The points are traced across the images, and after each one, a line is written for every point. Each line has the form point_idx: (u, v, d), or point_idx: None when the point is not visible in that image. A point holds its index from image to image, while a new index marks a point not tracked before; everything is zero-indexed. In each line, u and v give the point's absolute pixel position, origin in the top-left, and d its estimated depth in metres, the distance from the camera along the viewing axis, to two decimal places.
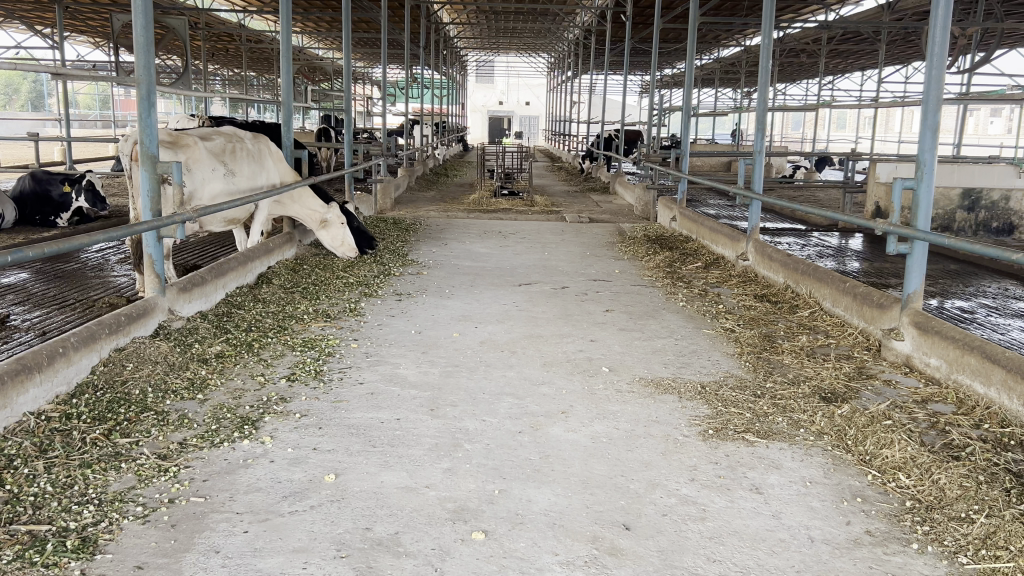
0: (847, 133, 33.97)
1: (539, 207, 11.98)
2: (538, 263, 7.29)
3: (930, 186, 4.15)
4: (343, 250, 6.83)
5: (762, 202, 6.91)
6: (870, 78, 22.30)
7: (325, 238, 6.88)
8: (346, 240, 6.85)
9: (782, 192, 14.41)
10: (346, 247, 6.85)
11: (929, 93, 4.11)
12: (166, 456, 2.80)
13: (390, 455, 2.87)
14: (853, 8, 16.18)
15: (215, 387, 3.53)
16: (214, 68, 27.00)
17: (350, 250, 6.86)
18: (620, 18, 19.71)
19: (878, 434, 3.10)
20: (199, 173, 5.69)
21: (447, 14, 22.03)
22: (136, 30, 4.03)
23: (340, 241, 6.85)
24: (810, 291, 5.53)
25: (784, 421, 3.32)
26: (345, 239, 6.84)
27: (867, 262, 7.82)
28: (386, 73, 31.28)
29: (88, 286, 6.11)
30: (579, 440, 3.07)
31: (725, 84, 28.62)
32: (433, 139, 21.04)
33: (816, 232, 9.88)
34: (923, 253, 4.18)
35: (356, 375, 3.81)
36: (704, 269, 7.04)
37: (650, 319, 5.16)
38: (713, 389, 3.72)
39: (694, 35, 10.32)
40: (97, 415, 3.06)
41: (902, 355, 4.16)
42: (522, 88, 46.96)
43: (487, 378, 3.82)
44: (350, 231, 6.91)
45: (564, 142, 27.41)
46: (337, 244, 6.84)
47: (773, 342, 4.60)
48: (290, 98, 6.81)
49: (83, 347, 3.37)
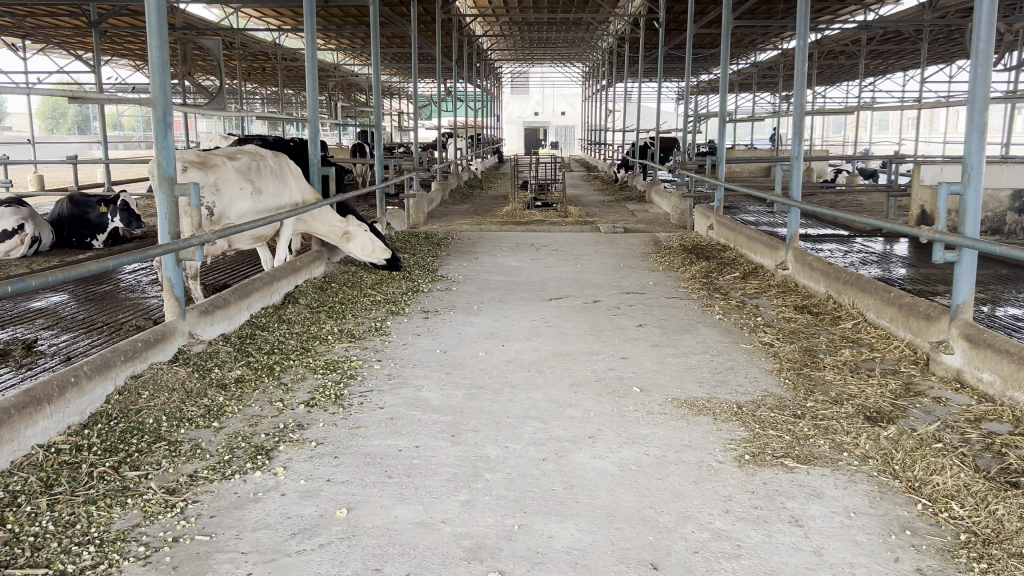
0: (889, 135, 33.29)
1: (573, 217, 11.83)
2: (570, 276, 7.13)
3: (978, 191, 3.92)
4: (375, 256, 6.84)
5: (802, 208, 6.65)
6: (913, 78, 21.77)
7: (355, 251, 6.87)
8: (376, 245, 6.87)
9: (823, 197, 14.07)
10: (378, 252, 6.87)
11: (975, 91, 3.88)
12: (174, 490, 2.70)
13: (406, 487, 2.74)
14: (893, 7, 15.79)
15: (232, 414, 3.43)
16: (252, 88, 27.36)
17: (383, 254, 6.88)
18: (654, 25, 19.52)
19: (928, 459, 2.89)
20: (227, 193, 5.65)
21: (479, 26, 22.02)
22: (152, 51, 3.99)
23: (370, 248, 6.86)
24: (853, 302, 5.28)
25: (826, 444, 3.12)
26: (375, 245, 6.86)
27: (912, 269, 7.52)
28: (421, 87, 31.47)
29: (118, 308, 6.09)
30: (606, 468, 2.91)
31: (763, 89, 28.21)
32: (468, 152, 21.01)
33: (859, 238, 9.58)
34: (973, 261, 3.95)
35: (377, 399, 3.68)
36: (741, 280, 6.82)
37: (685, 334, 4.97)
38: (750, 409, 3.53)
39: (728, 39, 9.95)
40: (108, 446, 2.98)
41: (952, 369, 3.92)
42: (558, 98, 47.06)
43: (511, 400, 3.67)
44: (377, 236, 6.93)
45: (600, 151, 27.20)
46: (367, 251, 6.85)
47: (814, 356, 4.39)
48: (315, 115, 6.74)
49: (96, 375, 3.29)
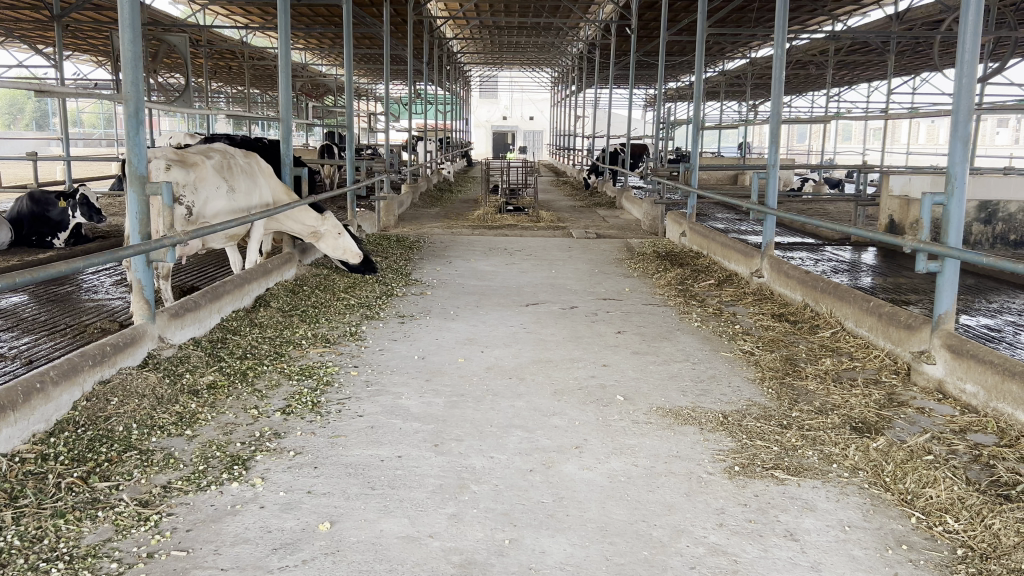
0: (853, 145, 33.86)
1: (545, 222, 11.79)
2: (544, 281, 7.08)
3: (962, 200, 3.92)
4: (348, 257, 6.76)
5: (778, 217, 6.65)
6: (877, 89, 22.12)
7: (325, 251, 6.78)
8: (349, 246, 6.77)
9: (792, 206, 14.18)
10: (350, 254, 6.79)
11: (960, 102, 3.89)
12: (148, 502, 2.57)
13: (390, 499, 2.64)
14: (861, 19, 16.05)
15: (205, 421, 3.31)
16: (218, 86, 27.04)
17: (356, 256, 6.80)
18: (625, 32, 19.60)
19: (919, 471, 2.87)
20: (204, 193, 5.52)
21: (449, 28, 21.96)
22: (124, 44, 3.85)
23: (343, 250, 6.77)
24: (830, 311, 5.28)
25: (814, 454, 3.09)
26: (347, 247, 6.77)
27: (882, 278, 7.58)
28: (390, 89, 31.34)
29: (81, 310, 5.90)
30: (596, 480, 2.84)
31: (730, 98, 28.48)
32: (438, 155, 20.92)
33: (828, 246, 9.66)
34: (956, 271, 3.95)
35: (355, 407, 3.58)
36: (716, 287, 6.82)
37: (664, 341, 4.93)
38: (736, 419, 3.49)
39: (703, 47, 9.88)
40: (75, 455, 2.84)
41: (934, 380, 3.93)
42: (527, 103, 47.15)
43: (495, 408, 3.59)
44: (350, 237, 6.83)
45: (569, 155, 27.20)
46: (340, 253, 6.76)
47: (795, 365, 4.38)
48: (287, 114, 6.58)
49: (63, 381, 3.14)
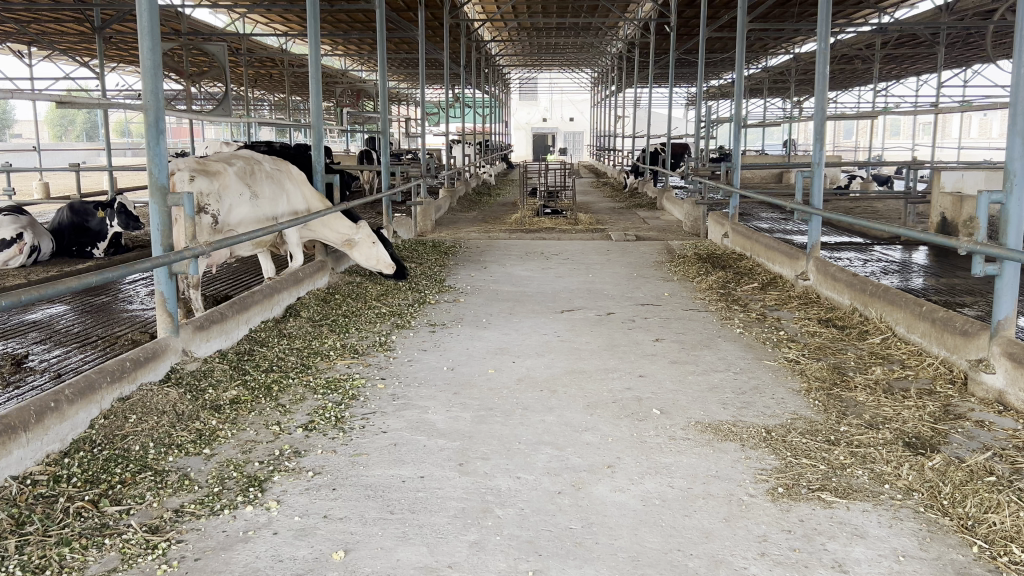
0: (901, 140, 33.10)
1: (584, 225, 11.64)
2: (582, 286, 6.91)
3: (1021, 200, 3.68)
4: (380, 267, 6.64)
5: (822, 217, 6.39)
6: (926, 83, 21.51)
7: (359, 259, 6.69)
8: (382, 256, 6.67)
9: (838, 204, 13.79)
10: (383, 264, 6.68)
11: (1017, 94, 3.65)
12: (157, 529, 2.47)
13: (409, 526, 2.50)
14: (908, 10, 15.60)
15: (224, 439, 3.21)
16: (259, 94, 27.35)
17: (388, 266, 6.69)
18: (664, 30, 19.32)
19: (980, 494, 2.64)
20: (229, 200, 5.44)
21: (487, 31, 21.89)
22: (143, 54, 3.79)
23: (376, 259, 6.67)
24: (880, 315, 5.02)
25: (865, 474, 2.88)
26: (380, 257, 6.66)
27: (933, 278, 7.29)
28: (430, 94, 31.48)
29: (114, 321, 5.87)
30: (627, 504, 2.68)
31: (774, 95, 27.98)
32: (477, 158, 20.87)
33: (877, 246, 9.34)
34: (1015, 273, 3.73)
35: (380, 422, 3.45)
36: (760, 290, 6.59)
37: (705, 349, 4.73)
38: (780, 434, 3.30)
39: (743, 43, 9.57)
40: (89, 477, 2.76)
41: (993, 391, 3.67)
42: (566, 104, 46.97)
43: (524, 424, 3.43)
44: (382, 248, 6.71)
45: (609, 156, 26.98)
46: (373, 263, 6.67)
47: (844, 374, 4.15)
48: (317, 121, 6.51)
49: (79, 399, 3.06)
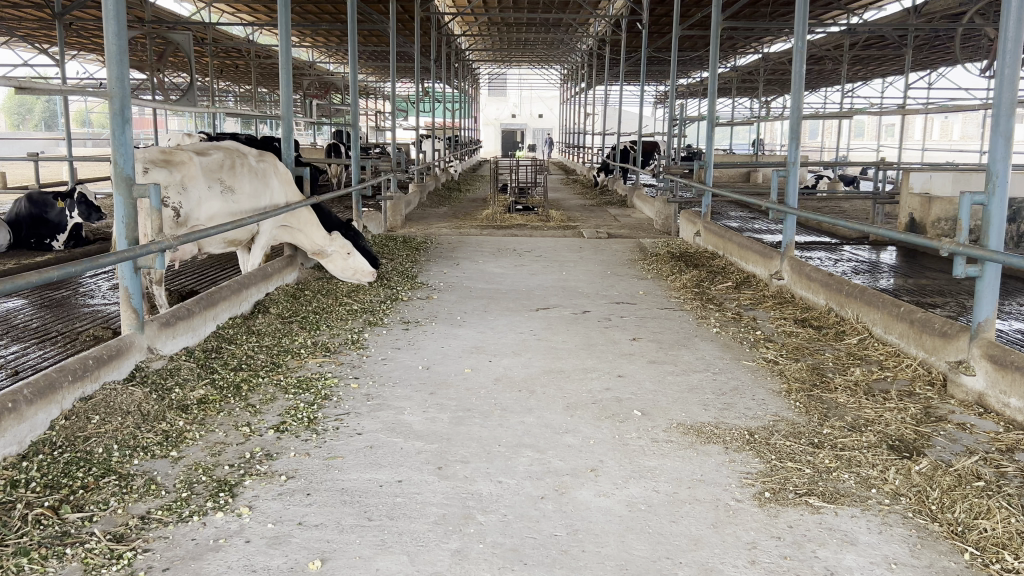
0: (865, 142, 33.55)
1: (556, 221, 11.60)
2: (556, 284, 6.84)
3: (1003, 201, 3.67)
4: (358, 277, 6.38)
5: (797, 216, 6.36)
6: (892, 84, 21.77)
7: (337, 271, 6.45)
8: (360, 266, 6.40)
9: (807, 203, 13.88)
10: (361, 273, 6.42)
11: (1001, 95, 3.60)
12: (122, 536, 2.34)
13: (388, 533, 2.41)
14: (876, 12, 15.75)
15: (192, 441, 3.09)
16: (225, 85, 26.95)
17: (365, 276, 6.42)
18: (635, 27, 19.33)
19: (970, 499, 2.61)
20: (195, 192, 5.28)
21: (457, 25, 21.75)
22: (108, 38, 3.62)
23: (353, 269, 6.40)
24: (857, 316, 5.01)
25: (850, 478, 2.84)
26: (358, 266, 6.39)
27: (902, 279, 7.33)
28: (399, 88, 31.26)
29: (75, 317, 5.67)
30: (612, 509, 2.61)
31: (742, 94, 28.19)
32: (447, 155, 20.76)
33: (846, 246, 9.40)
34: (996, 274, 3.74)
35: (354, 424, 3.35)
36: (734, 289, 6.57)
37: (682, 349, 4.68)
38: (763, 436, 3.25)
39: (717, 41, 9.51)
40: (49, 481, 2.62)
41: (973, 392, 3.66)
42: (536, 100, 46.95)
43: (503, 426, 3.35)
44: (360, 256, 6.47)
45: (579, 153, 26.95)
46: (350, 273, 6.40)
47: (823, 375, 4.11)
48: (289, 111, 6.33)
49: (37, 400, 2.91)
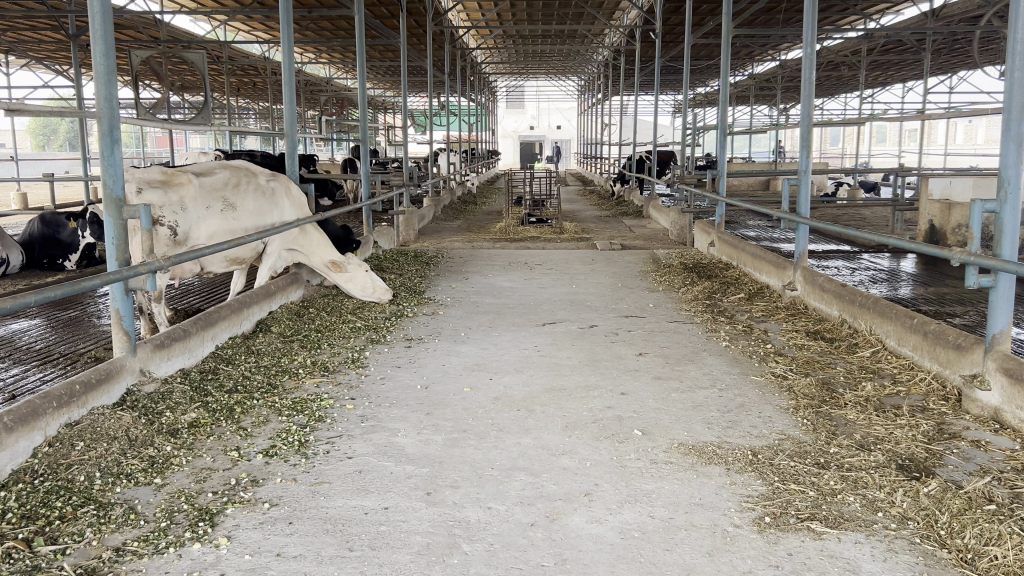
0: (887, 147, 33.18)
1: (569, 233, 11.51)
2: (565, 297, 6.74)
3: (1015, 209, 3.54)
4: (375, 295, 6.24)
5: (810, 226, 6.19)
6: (912, 90, 21.47)
7: (352, 289, 6.28)
8: (376, 284, 6.28)
9: (825, 212, 13.67)
10: (378, 291, 6.28)
11: (1011, 99, 3.50)
12: (94, 570, 2.27)
13: (369, 565, 2.32)
14: (893, 17, 15.55)
15: (178, 467, 3.02)
16: (244, 103, 27.19)
17: (383, 293, 6.27)
18: (650, 37, 19.25)
19: (981, 524, 2.48)
20: (194, 213, 5.24)
21: (472, 38, 21.78)
22: (96, 58, 3.59)
23: (370, 287, 6.26)
24: (870, 328, 4.87)
25: (856, 501, 2.71)
26: (374, 284, 6.27)
27: (921, 287, 7.14)
28: (416, 103, 31.37)
29: (79, 337, 5.65)
30: (604, 536, 2.50)
31: (760, 101, 28.00)
32: (463, 167, 20.76)
33: (865, 254, 9.21)
34: (1010, 286, 3.59)
35: (345, 447, 3.27)
36: (747, 301, 6.43)
37: (689, 364, 4.56)
38: (767, 456, 3.13)
39: (728, 49, 9.34)
40: (25, 512, 2.56)
41: (988, 408, 3.52)
42: (554, 112, 47.04)
43: (498, 448, 3.25)
44: (376, 275, 6.35)
45: (595, 163, 26.84)
46: (368, 291, 6.25)
47: (833, 391, 3.97)
48: (292, 129, 6.29)
49: (18, 427, 2.85)
